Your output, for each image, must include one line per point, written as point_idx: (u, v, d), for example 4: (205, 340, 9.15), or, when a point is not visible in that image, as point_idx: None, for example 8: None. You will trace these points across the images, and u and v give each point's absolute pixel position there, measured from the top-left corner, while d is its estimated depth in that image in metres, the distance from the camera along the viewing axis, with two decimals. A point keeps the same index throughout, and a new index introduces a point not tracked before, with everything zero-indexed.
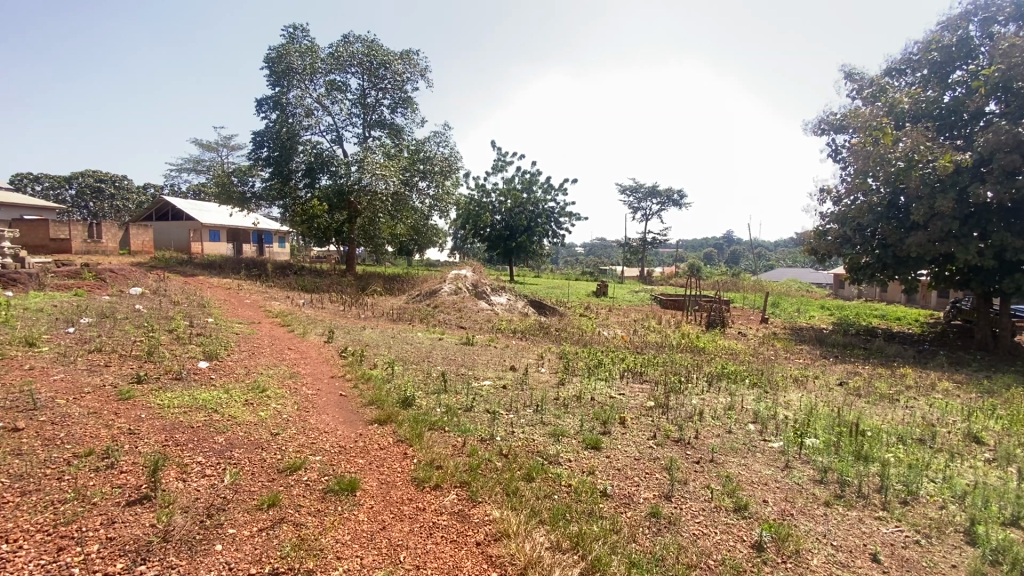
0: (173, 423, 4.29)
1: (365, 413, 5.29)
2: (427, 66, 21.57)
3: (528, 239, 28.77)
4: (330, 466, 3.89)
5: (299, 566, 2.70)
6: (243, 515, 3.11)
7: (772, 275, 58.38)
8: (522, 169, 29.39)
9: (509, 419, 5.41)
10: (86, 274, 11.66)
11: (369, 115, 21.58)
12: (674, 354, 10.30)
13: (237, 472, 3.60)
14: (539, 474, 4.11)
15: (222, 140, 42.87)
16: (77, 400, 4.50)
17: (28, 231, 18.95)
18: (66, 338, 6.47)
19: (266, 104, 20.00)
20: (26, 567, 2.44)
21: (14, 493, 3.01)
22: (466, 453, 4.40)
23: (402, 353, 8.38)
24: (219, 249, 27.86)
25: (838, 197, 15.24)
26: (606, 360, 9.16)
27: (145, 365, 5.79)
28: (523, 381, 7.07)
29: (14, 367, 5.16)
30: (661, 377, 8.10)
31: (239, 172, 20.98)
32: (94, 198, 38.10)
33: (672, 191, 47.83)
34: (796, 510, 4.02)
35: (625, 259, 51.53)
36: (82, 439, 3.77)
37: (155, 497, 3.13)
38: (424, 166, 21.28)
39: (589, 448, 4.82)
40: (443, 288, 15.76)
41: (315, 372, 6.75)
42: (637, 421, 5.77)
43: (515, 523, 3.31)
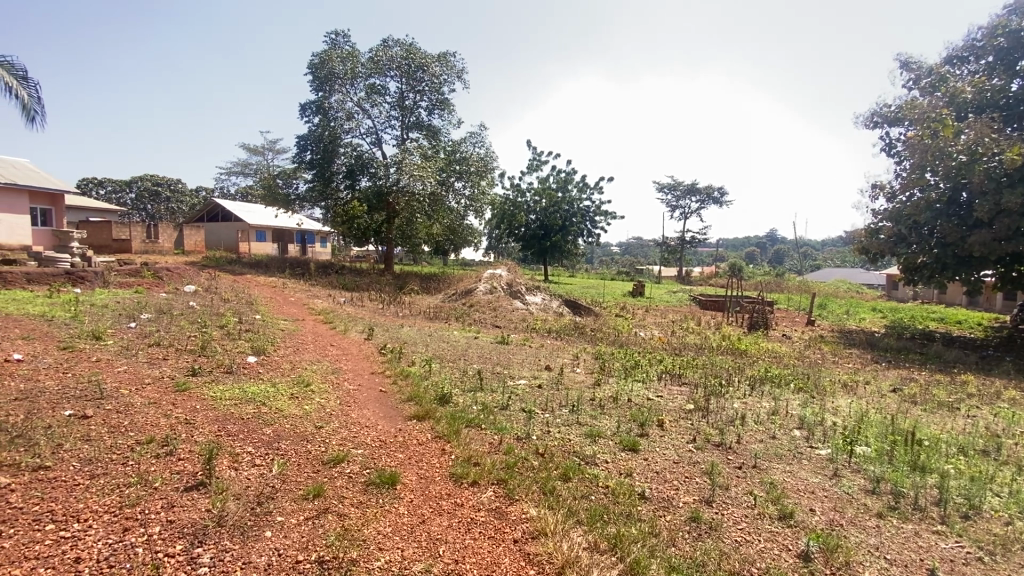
0: (225, 414, 4.50)
1: (403, 409, 5.41)
2: (464, 67, 21.75)
3: (562, 239, 28.65)
4: (371, 460, 4.00)
5: (342, 555, 2.79)
6: (290, 504, 3.23)
7: (817, 275, 56.04)
8: (557, 169, 29.37)
9: (545, 419, 5.41)
10: (146, 271, 12.39)
11: (407, 117, 21.98)
12: (714, 356, 10.06)
13: (284, 463, 3.75)
14: (575, 474, 4.09)
15: (268, 143, 44.69)
16: (139, 391, 4.79)
17: (93, 232, 20.23)
18: (127, 332, 6.89)
19: (309, 108, 20.64)
20: (95, 545, 2.63)
21: (85, 476, 3.24)
22: (503, 451, 4.43)
23: (438, 351, 8.50)
24: (264, 249, 29.00)
25: (891, 194, 14.51)
26: (643, 361, 9.04)
27: (200, 358, 6.11)
28: (558, 381, 7.02)
29: (83, 359, 5.55)
30: (700, 380, 7.88)
31: (285, 174, 21.75)
32: (152, 200, 40.46)
33: (712, 189, 46.53)
34: (846, 521, 3.85)
35: (662, 259, 50.52)
36: (144, 427, 4.01)
37: (210, 483, 3.30)
38: (459, 167, 21.53)
39: (626, 450, 4.77)
40: (478, 288, 15.87)
41: (355, 367, 6.95)
42: (675, 424, 5.66)
43: (551, 522, 3.30)
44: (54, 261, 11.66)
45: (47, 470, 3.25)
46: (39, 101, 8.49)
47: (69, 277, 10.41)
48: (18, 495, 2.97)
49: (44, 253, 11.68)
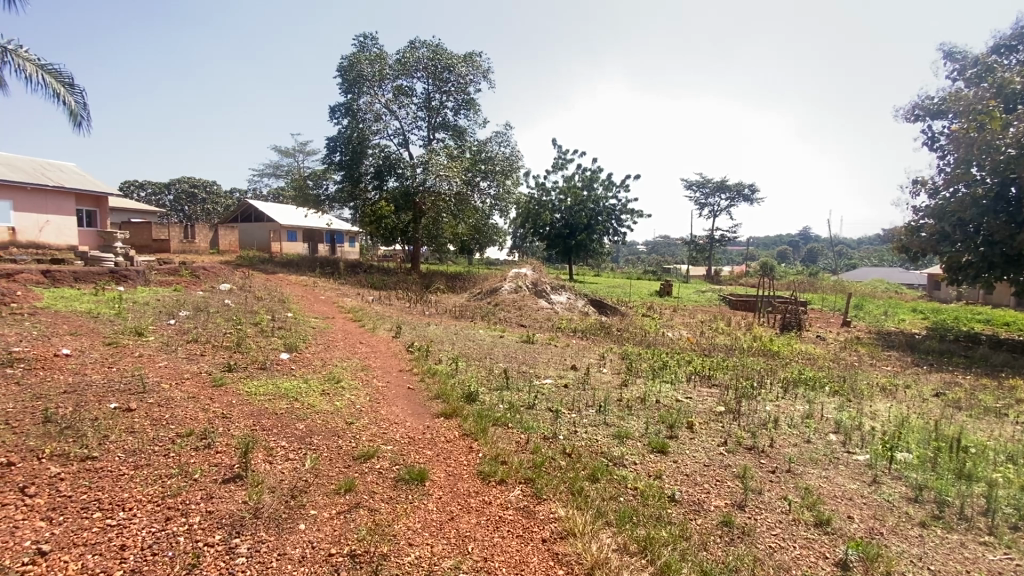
0: (260, 409, 4.63)
1: (431, 406, 5.46)
2: (490, 67, 21.80)
3: (588, 238, 28.43)
4: (400, 456, 4.06)
5: (373, 550, 2.83)
6: (323, 498, 3.30)
7: (854, 275, 54.09)
8: (583, 167, 29.20)
9: (572, 419, 5.38)
10: (184, 270, 12.85)
11: (433, 117, 22.18)
12: (745, 358, 9.84)
13: (316, 458, 3.83)
14: (604, 475, 4.05)
15: (299, 145, 45.76)
16: (179, 385, 4.98)
17: (135, 232, 21.09)
18: (167, 329, 7.16)
19: (339, 111, 21.03)
20: (140, 533, 2.74)
21: (129, 466, 3.38)
22: (530, 450, 4.42)
23: (464, 349, 8.55)
24: (295, 249, 29.72)
25: (934, 190, 13.90)
26: (672, 361, 8.90)
27: (235, 355, 6.30)
28: (584, 381, 6.97)
29: (127, 354, 5.79)
30: (731, 381, 7.71)
31: (315, 175, 22.17)
32: (189, 202, 41.97)
33: (743, 185, 45.46)
34: (887, 529, 3.71)
35: (690, 258, 49.61)
36: (184, 421, 4.16)
37: (246, 476, 3.41)
38: (485, 166, 21.62)
39: (655, 451, 4.70)
40: (504, 287, 15.90)
41: (384, 365, 7.06)
42: (706, 426, 5.55)
43: (580, 522, 3.28)
44: (99, 260, 12.20)
45: (94, 460, 3.41)
46: (86, 107, 8.90)
47: (113, 276, 10.88)
48: (68, 484, 3.11)
49: (90, 252, 12.22)
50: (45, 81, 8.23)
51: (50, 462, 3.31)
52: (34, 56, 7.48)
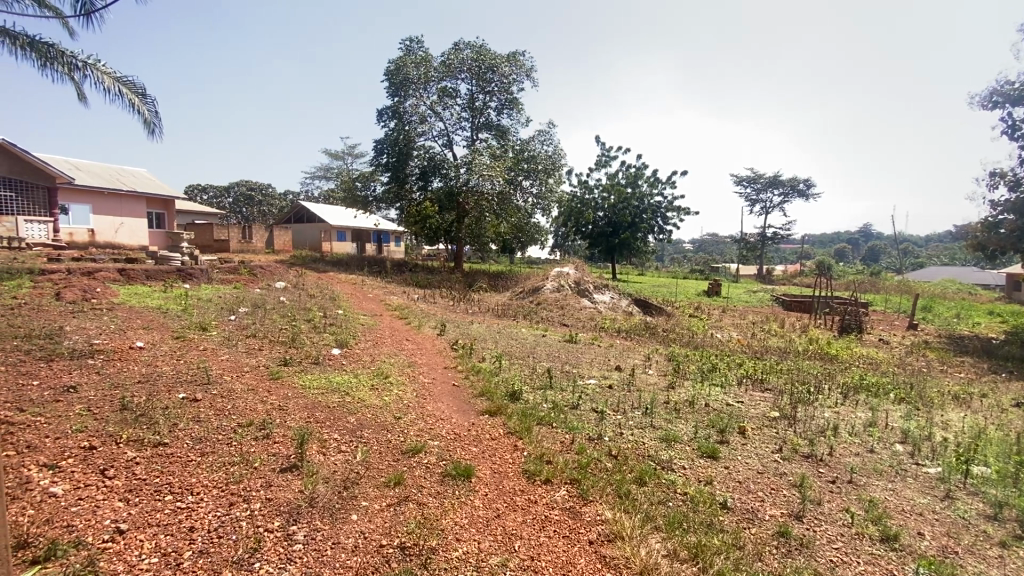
0: (313, 402, 4.82)
1: (475, 404, 5.51)
2: (533, 66, 21.78)
3: (632, 236, 27.90)
4: (446, 452, 4.12)
5: (423, 543, 2.88)
6: (373, 490, 3.39)
7: (921, 275, 50.51)
8: (626, 164, 28.73)
9: (617, 420, 5.30)
10: (242, 269, 13.55)
11: (477, 118, 22.37)
12: (800, 361, 9.38)
13: (367, 451, 3.95)
14: (651, 478, 3.97)
15: (348, 148, 47.31)
16: (240, 377, 5.27)
17: (199, 233, 22.41)
18: (229, 324, 7.57)
19: (386, 113, 21.55)
20: (207, 516, 2.92)
21: (196, 453, 3.60)
22: (575, 451, 4.39)
23: (508, 347, 8.58)
24: (345, 248, 30.76)
25: (1014, 183, 12.79)
26: (721, 364, 8.61)
27: (290, 349, 6.59)
28: (630, 382, 6.84)
29: (193, 348, 6.17)
30: (786, 386, 7.36)
31: (363, 177, 22.83)
32: (247, 204, 44.22)
33: (797, 181, 43.39)
34: (963, 549, 3.44)
35: (740, 257, 47.80)
36: (244, 411, 4.38)
37: (302, 466, 3.55)
38: (528, 165, 21.65)
39: (705, 457, 4.56)
40: (546, 285, 15.85)
41: (429, 362, 7.19)
42: (759, 432, 5.33)
43: (628, 526, 3.22)
44: (168, 259, 13.03)
45: (166, 446, 3.64)
46: (158, 116, 9.52)
47: (180, 274, 11.63)
48: (142, 467, 3.34)
49: (160, 252, 13.06)
50: (121, 92, 8.89)
51: (127, 447, 3.57)
52: (112, 70, 8.06)
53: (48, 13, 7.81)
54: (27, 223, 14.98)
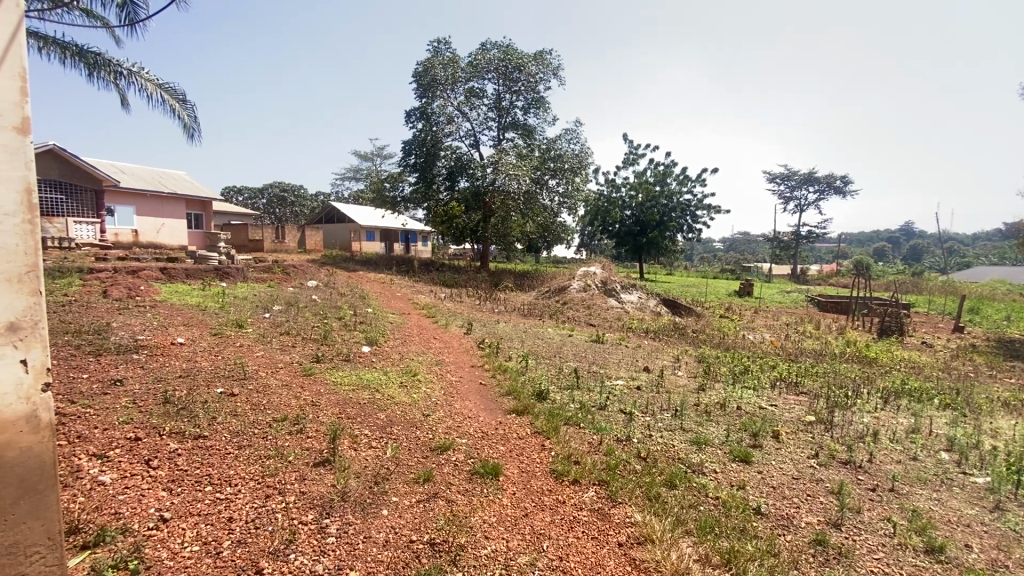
0: (345, 398, 4.92)
1: (503, 402, 5.54)
2: (559, 65, 21.72)
3: (660, 235, 27.48)
4: (474, 450, 4.14)
5: (452, 539, 2.91)
6: (403, 486, 3.44)
7: (969, 275, 48.11)
8: (655, 162, 28.33)
9: (646, 421, 5.24)
10: (276, 268, 13.94)
11: (504, 118, 22.42)
12: (837, 364, 9.07)
13: (396, 447, 4.01)
14: (681, 482, 3.90)
15: (377, 150, 48.12)
16: (274, 373, 5.42)
17: (235, 233, 23.16)
18: (264, 322, 7.81)
19: (414, 115, 21.81)
20: (245, 507, 3.01)
21: (234, 446, 3.72)
22: (603, 451, 4.35)
23: (534, 347, 8.57)
24: (373, 248, 31.31)
25: None
26: (754, 366, 8.40)
27: (322, 346, 6.75)
28: (658, 384, 6.73)
29: (230, 344, 6.37)
30: (822, 390, 7.11)
31: (391, 178, 23.18)
32: (280, 205, 45.50)
33: (834, 177, 41.95)
34: (1014, 563, 3.26)
35: (773, 257, 46.53)
36: (279, 407, 4.51)
37: (334, 460, 3.63)
38: (554, 164, 21.61)
39: (738, 461, 4.45)
40: (572, 285, 15.78)
41: (457, 360, 7.25)
42: (794, 437, 5.18)
43: (658, 529, 3.18)
44: (206, 259, 13.52)
45: (205, 439, 3.78)
46: (197, 120, 9.88)
47: (218, 273, 12.07)
48: (184, 458, 3.48)
49: (198, 252, 13.56)
50: (163, 98, 9.26)
51: (169, 438, 3.72)
52: (154, 77, 8.40)
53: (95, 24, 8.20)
54: (77, 223, 15.89)
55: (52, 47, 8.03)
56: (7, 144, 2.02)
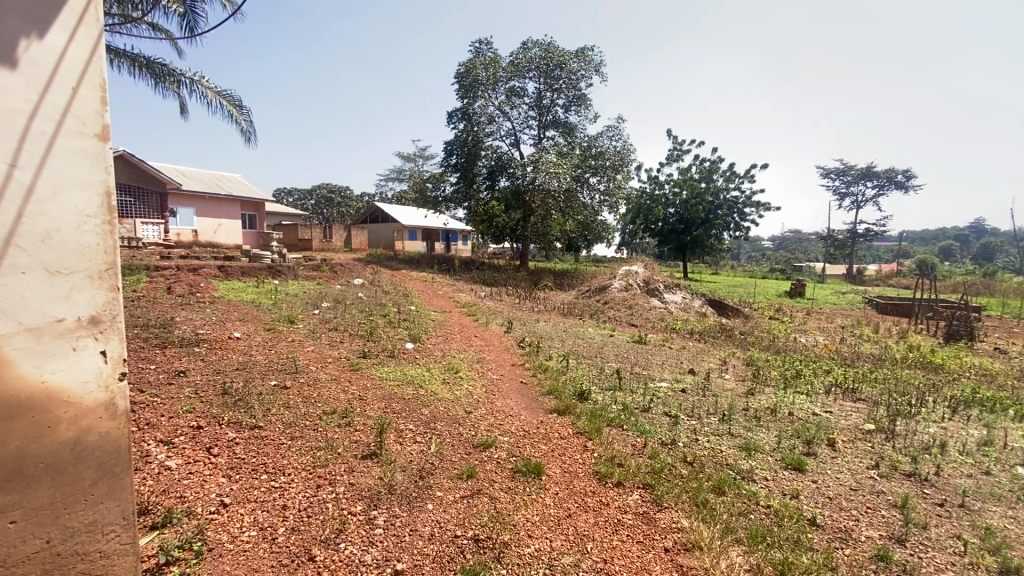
0: (390, 393, 5.04)
1: (544, 401, 5.53)
2: (602, 61, 21.46)
3: (705, 233, 26.70)
4: (516, 448, 4.15)
5: (496, 536, 2.93)
6: (447, 481, 3.49)
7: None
8: (700, 158, 27.54)
9: (692, 425, 5.10)
10: (324, 266, 14.43)
11: (544, 116, 22.36)
12: (898, 370, 8.54)
13: (440, 442, 4.08)
14: (730, 488, 3.77)
15: (419, 151, 49.05)
16: (324, 367, 5.62)
17: (286, 233, 24.13)
18: (313, 318, 8.11)
19: (456, 115, 22.06)
20: (298, 495, 3.14)
21: (287, 437, 3.88)
22: (648, 455, 4.27)
23: (575, 347, 8.50)
24: (416, 247, 31.92)
25: None
26: (806, 370, 8.02)
27: (368, 343, 6.94)
28: (704, 387, 6.53)
29: (283, 339, 6.66)
30: (882, 397, 6.70)
31: (433, 179, 23.56)
32: (327, 206, 47.11)
33: (894, 172, 39.54)
34: None
35: (827, 256, 44.31)
36: (328, 400, 4.67)
37: (381, 454, 3.72)
38: (595, 162, 21.38)
39: (790, 469, 4.27)
40: (613, 284, 15.55)
41: (497, 358, 7.28)
42: (851, 446, 4.91)
43: (706, 536, 3.09)
44: (260, 257, 14.16)
45: (260, 428, 3.96)
46: (253, 125, 10.35)
47: (270, 271, 12.62)
48: (241, 447, 3.66)
49: (252, 251, 14.22)
50: (221, 105, 9.76)
51: (228, 427, 3.92)
52: (212, 84, 8.86)
53: (161, 35, 8.74)
54: (143, 224, 16.78)
55: (122, 59, 8.61)
56: (91, 150, 2.18)
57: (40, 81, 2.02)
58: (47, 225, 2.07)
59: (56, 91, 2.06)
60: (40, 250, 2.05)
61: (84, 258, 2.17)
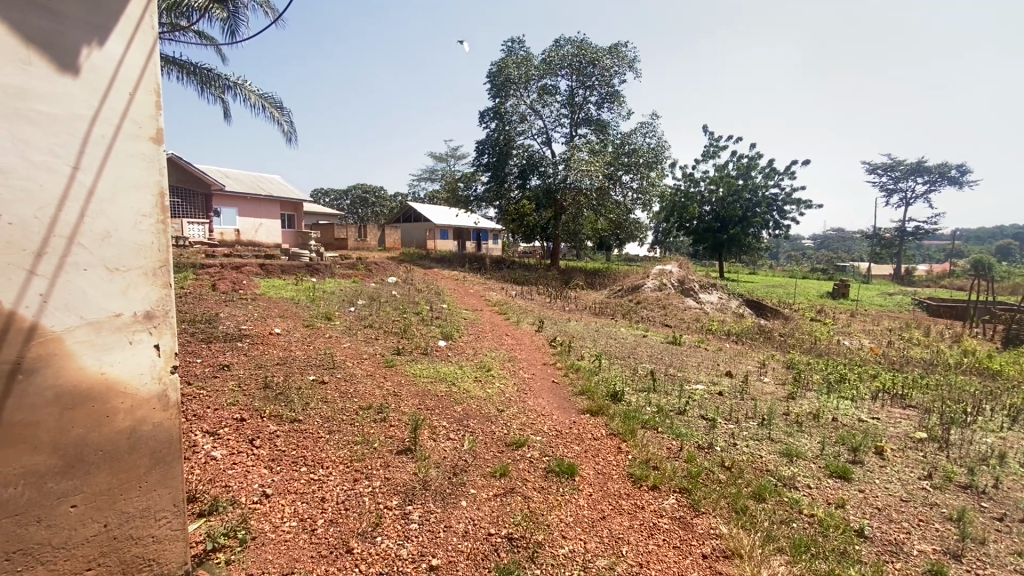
0: (423, 390, 5.11)
1: (576, 402, 5.48)
2: (636, 57, 21.13)
3: (742, 232, 25.98)
4: (549, 448, 4.13)
5: (530, 536, 2.92)
6: (480, 479, 3.51)
7: None
8: (737, 154, 26.79)
9: (729, 429, 4.96)
10: (359, 265, 14.74)
11: (577, 114, 22.19)
12: (951, 376, 8.08)
13: (473, 440, 4.10)
14: (771, 495, 3.65)
15: (451, 151, 49.55)
16: (360, 364, 5.75)
17: (323, 232, 24.77)
18: (349, 315, 8.30)
19: (488, 115, 22.16)
20: (336, 488, 3.22)
21: (325, 431, 3.97)
22: (684, 458, 4.18)
23: (607, 347, 8.41)
24: (447, 246, 32.24)
25: None
26: (851, 374, 7.69)
27: (402, 340, 7.05)
28: (742, 390, 6.34)
29: (320, 335, 6.83)
30: (934, 404, 6.36)
31: (465, 178, 23.72)
32: (362, 206, 48.15)
33: (947, 167, 37.51)
34: None
35: (872, 256, 42.42)
36: (364, 395, 4.77)
37: (415, 450, 3.78)
38: (628, 160, 21.09)
39: (835, 477, 4.10)
40: (647, 284, 15.32)
41: (529, 357, 7.28)
42: (901, 454, 4.67)
43: (747, 544, 2.99)
44: (298, 256, 14.58)
45: (300, 422, 4.08)
46: (293, 126, 10.66)
47: (308, 269, 12.98)
48: (282, 440, 3.77)
49: (292, 250, 14.67)
50: (263, 107, 10.10)
51: (269, 420, 4.05)
52: (255, 87, 9.19)
53: (206, 42, 9.10)
54: (190, 224, 17.49)
55: (172, 66, 9.02)
56: (146, 153, 2.29)
57: (100, 87, 2.13)
58: (106, 226, 2.17)
59: (115, 97, 2.17)
60: (101, 249, 2.16)
61: (140, 256, 2.28)
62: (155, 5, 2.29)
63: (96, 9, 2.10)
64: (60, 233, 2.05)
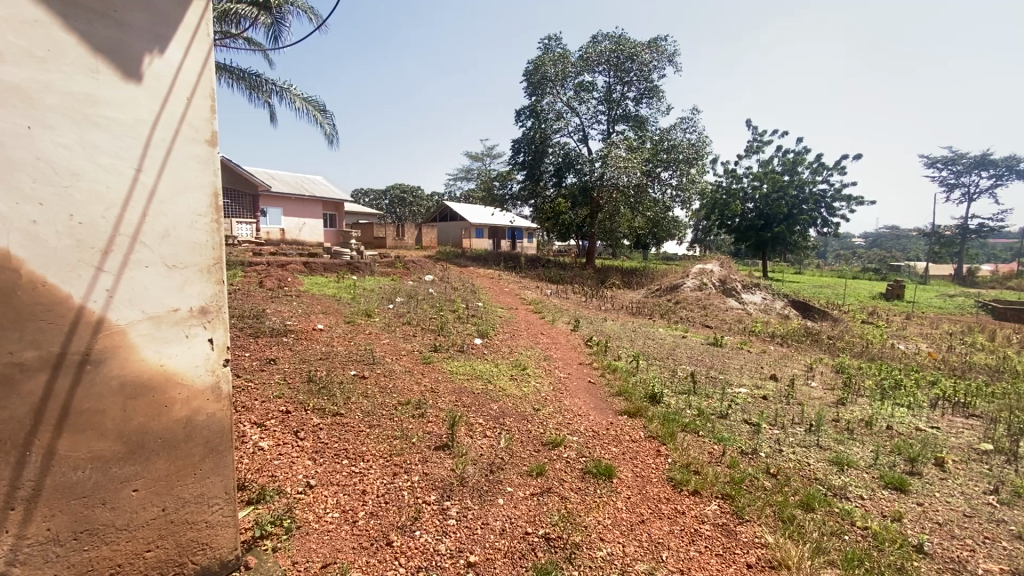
0: (460, 387, 5.15)
1: (613, 403, 5.40)
2: (675, 51, 20.66)
3: (787, 229, 25.00)
4: (586, 448, 4.09)
5: (567, 536, 2.91)
6: (517, 477, 3.51)
7: None
8: (783, 149, 25.76)
9: (774, 435, 4.78)
10: (397, 263, 15.01)
11: (614, 110, 21.88)
12: (1020, 384, 7.51)
13: (510, 438, 4.11)
14: (820, 505, 3.49)
15: (487, 150, 49.82)
16: (399, 360, 5.85)
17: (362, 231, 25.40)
18: (388, 312, 8.46)
19: (524, 113, 22.13)
20: (376, 482, 3.29)
21: (366, 425, 4.07)
22: (726, 463, 4.06)
23: (645, 347, 8.25)
24: (483, 244, 32.46)
25: None
26: (907, 380, 7.26)
27: (439, 337, 7.14)
28: (788, 394, 6.10)
29: (361, 331, 7.00)
30: (1001, 414, 5.93)
31: (500, 177, 23.79)
32: (400, 205, 49.08)
33: (1015, 159, 34.93)
34: None
35: (930, 255, 40.00)
36: (403, 391, 4.85)
37: (453, 446, 3.81)
38: (667, 156, 20.64)
39: (891, 488, 3.88)
40: (686, 283, 14.96)
41: (565, 357, 7.23)
42: (964, 467, 4.37)
43: (795, 555, 2.87)
44: (339, 254, 14.99)
45: (342, 416, 4.19)
46: (335, 128, 10.98)
47: (348, 267, 13.32)
48: (325, 432, 3.89)
49: (333, 248, 15.09)
50: (307, 110, 10.43)
51: (313, 413, 4.18)
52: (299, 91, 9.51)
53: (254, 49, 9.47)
54: (239, 223, 18.21)
55: (223, 73, 9.43)
56: (202, 155, 2.40)
57: (161, 92, 2.24)
58: (167, 225, 2.29)
59: (174, 101, 2.28)
60: (161, 247, 2.28)
61: (196, 254, 2.40)
62: (210, 12, 2.39)
63: (158, 18, 2.21)
64: (126, 232, 2.17)
